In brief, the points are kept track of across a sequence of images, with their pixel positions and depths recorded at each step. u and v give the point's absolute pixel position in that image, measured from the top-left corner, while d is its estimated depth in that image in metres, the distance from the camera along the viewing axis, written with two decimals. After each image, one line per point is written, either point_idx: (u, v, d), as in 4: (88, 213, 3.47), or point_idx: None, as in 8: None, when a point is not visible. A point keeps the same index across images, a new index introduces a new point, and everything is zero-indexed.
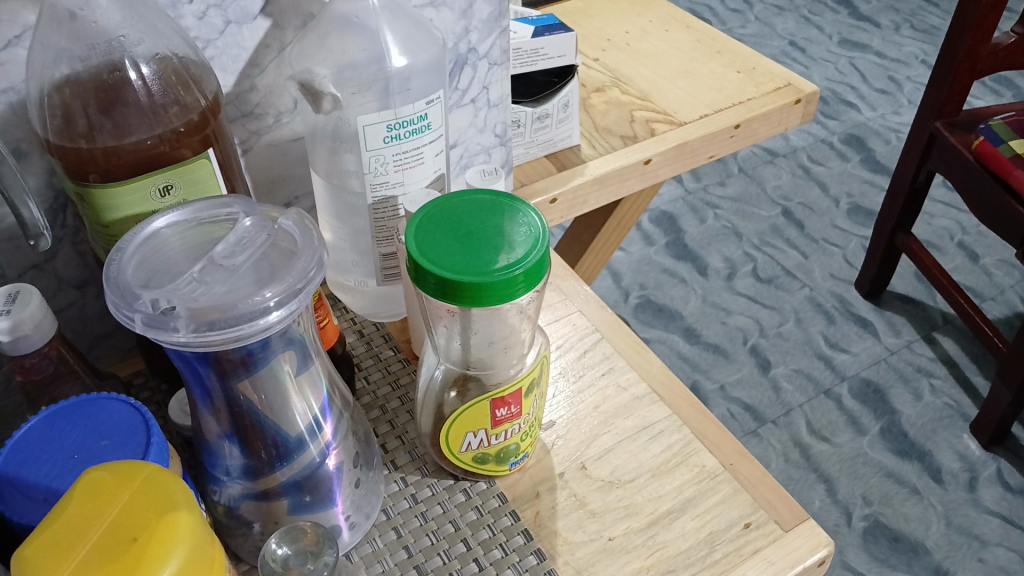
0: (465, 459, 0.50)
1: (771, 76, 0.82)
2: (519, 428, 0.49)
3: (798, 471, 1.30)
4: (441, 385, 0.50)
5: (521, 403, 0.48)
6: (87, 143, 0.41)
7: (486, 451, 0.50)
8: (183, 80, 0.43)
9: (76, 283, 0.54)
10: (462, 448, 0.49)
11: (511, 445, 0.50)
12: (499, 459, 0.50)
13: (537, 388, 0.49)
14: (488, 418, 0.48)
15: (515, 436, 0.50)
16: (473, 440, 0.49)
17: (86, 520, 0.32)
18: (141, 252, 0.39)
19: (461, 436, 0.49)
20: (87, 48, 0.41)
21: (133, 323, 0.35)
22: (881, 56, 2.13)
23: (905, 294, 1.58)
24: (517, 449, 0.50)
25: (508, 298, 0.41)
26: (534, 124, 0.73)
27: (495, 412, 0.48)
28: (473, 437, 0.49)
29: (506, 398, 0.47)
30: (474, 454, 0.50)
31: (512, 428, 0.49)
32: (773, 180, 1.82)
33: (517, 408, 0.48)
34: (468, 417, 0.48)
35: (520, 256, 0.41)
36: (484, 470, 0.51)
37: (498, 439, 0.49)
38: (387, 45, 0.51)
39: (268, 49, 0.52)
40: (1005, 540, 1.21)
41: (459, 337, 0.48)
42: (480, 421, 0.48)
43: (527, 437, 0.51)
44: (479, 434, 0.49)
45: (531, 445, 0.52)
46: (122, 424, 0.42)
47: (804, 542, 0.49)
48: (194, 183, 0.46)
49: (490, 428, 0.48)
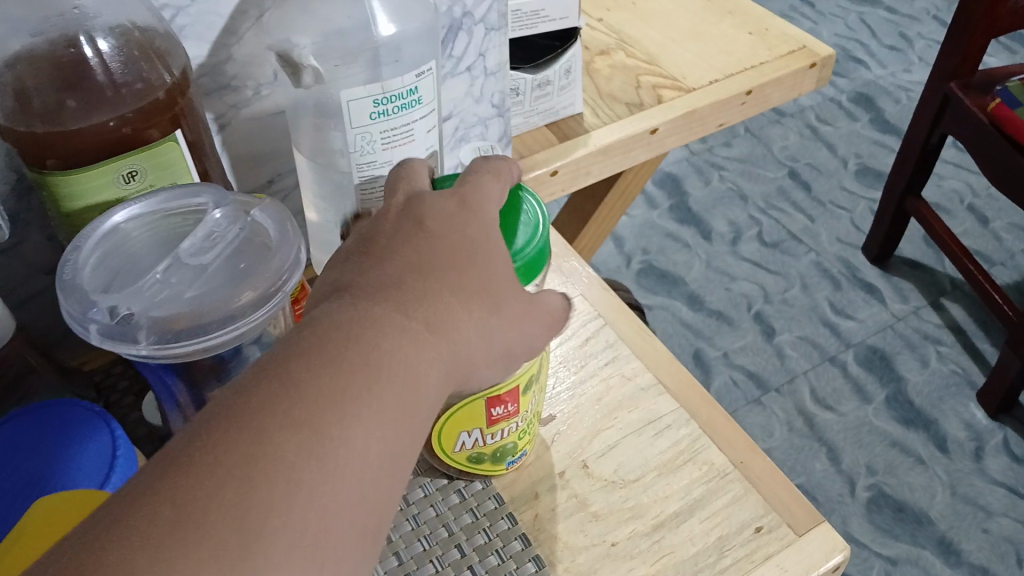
0: (458, 456, 0.47)
1: (785, 39, 0.78)
2: (516, 428, 0.46)
3: (802, 441, 1.27)
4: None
5: (519, 401, 0.45)
6: (44, 125, 0.37)
7: (480, 447, 0.47)
8: (147, 55, 0.39)
9: (47, 269, 0.50)
10: (456, 444, 0.46)
11: (507, 444, 0.47)
12: (495, 454, 0.48)
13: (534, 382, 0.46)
14: (482, 416, 0.44)
15: (511, 435, 0.47)
16: (467, 440, 0.46)
17: (44, 546, 0.32)
18: (101, 249, 0.36)
19: (456, 434, 0.45)
20: (41, 21, 0.38)
21: (88, 334, 0.32)
22: (892, 12, 2.06)
23: (912, 259, 1.55)
24: (514, 449, 0.48)
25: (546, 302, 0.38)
26: (535, 92, 0.68)
27: (489, 410, 0.44)
28: (465, 434, 0.46)
29: (502, 397, 0.44)
30: (470, 451, 0.47)
31: (510, 424, 0.46)
32: (779, 140, 1.77)
33: (515, 403, 0.45)
34: (462, 417, 0.44)
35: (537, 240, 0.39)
36: (480, 470, 0.48)
37: (493, 438, 0.46)
38: (374, 11, 0.47)
39: (245, 16, 0.47)
40: (1010, 510, 1.19)
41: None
42: (475, 419, 0.45)
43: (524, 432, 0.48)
44: (473, 431, 0.45)
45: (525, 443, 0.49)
46: (85, 428, 0.39)
47: (819, 547, 0.46)
48: (163, 166, 0.42)
49: (485, 427, 0.45)
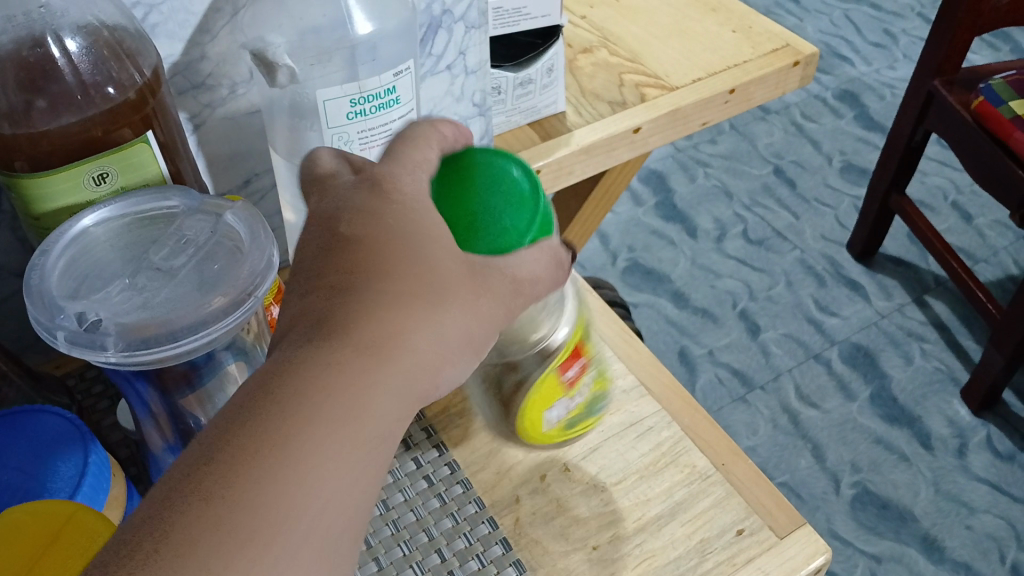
0: (556, 434, 0.49)
1: (769, 37, 0.77)
2: (588, 381, 0.49)
3: (785, 438, 1.28)
4: (498, 370, 0.47)
5: (581, 356, 0.47)
6: (11, 126, 0.37)
7: (574, 417, 0.49)
8: (116, 54, 0.38)
9: (18, 271, 0.49)
10: (550, 426, 0.48)
11: (591, 397, 0.49)
12: (586, 417, 0.50)
13: (585, 330, 0.48)
14: (560, 388, 0.47)
15: (588, 390, 0.49)
16: (556, 413, 0.48)
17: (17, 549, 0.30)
18: (70, 256, 0.35)
19: (544, 415, 0.47)
20: (4, 21, 0.36)
21: (55, 341, 0.31)
22: (876, 8, 2.06)
23: (896, 256, 1.55)
24: (596, 399, 0.50)
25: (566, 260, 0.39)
26: (517, 91, 0.68)
27: (563, 377, 0.46)
28: (555, 412, 0.48)
29: (570, 359, 0.46)
30: (568, 423, 0.49)
31: (586, 383, 0.48)
32: (765, 137, 1.77)
33: (581, 359, 0.47)
34: (541, 395, 0.46)
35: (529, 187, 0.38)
36: (578, 432, 0.50)
37: (577, 399, 0.48)
38: (351, 10, 0.46)
39: (219, 13, 0.47)
40: (993, 507, 1.20)
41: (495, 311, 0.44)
42: (557, 393, 0.47)
43: (601, 382, 0.50)
44: (562, 405, 0.48)
45: (608, 388, 0.51)
46: (56, 437, 0.38)
47: (801, 550, 0.46)
48: (133, 168, 0.41)
49: (567, 395, 0.47)
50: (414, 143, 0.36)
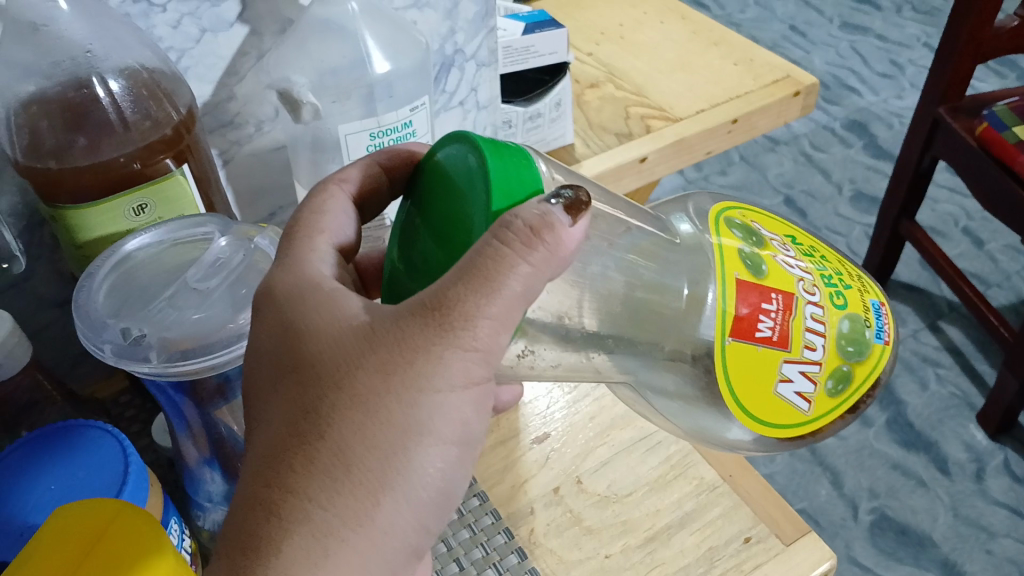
0: (821, 405, 0.37)
1: (771, 68, 0.79)
2: (817, 312, 0.36)
3: (803, 464, 1.24)
4: (681, 355, 0.37)
5: (773, 292, 0.35)
6: (57, 163, 0.40)
7: (828, 374, 0.37)
8: (154, 94, 0.42)
9: (57, 301, 0.52)
10: (797, 408, 0.37)
11: (839, 327, 0.37)
12: (853, 359, 0.37)
13: (766, 255, 0.36)
14: (767, 350, 0.35)
15: (824, 324, 0.36)
16: (791, 378, 0.36)
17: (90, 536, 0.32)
18: (113, 278, 0.38)
19: (773, 388, 0.36)
20: (51, 66, 0.40)
21: (103, 354, 0.35)
22: (883, 39, 2.03)
23: (908, 282, 1.53)
24: (847, 324, 0.37)
25: (585, 189, 0.31)
26: (526, 124, 0.72)
27: (753, 334, 0.35)
28: (789, 384, 0.36)
29: (749, 300, 0.35)
30: (827, 384, 0.37)
31: (814, 324, 0.36)
32: (774, 168, 1.76)
33: (779, 295, 0.35)
34: (741, 370, 0.35)
35: (477, 137, 0.32)
36: (859, 371, 0.37)
37: (814, 345, 0.36)
38: (370, 49, 0.50)
39: (246, 57, 0.50)
40: (1012, 530, 1.15)
41: (621, 275, 0.37)
42: (772, 357, 0.35)
43: (843, 307, 0.37)
44: (795, 370, 0.36)
45: (869, 309, 0.38)
46: (92, 451, 0.41)
47: (806, 557, 0.47)
48: (168, 201, 0.44)
49: (792, 352, 0.35)
50: (301, 231, 0.36)
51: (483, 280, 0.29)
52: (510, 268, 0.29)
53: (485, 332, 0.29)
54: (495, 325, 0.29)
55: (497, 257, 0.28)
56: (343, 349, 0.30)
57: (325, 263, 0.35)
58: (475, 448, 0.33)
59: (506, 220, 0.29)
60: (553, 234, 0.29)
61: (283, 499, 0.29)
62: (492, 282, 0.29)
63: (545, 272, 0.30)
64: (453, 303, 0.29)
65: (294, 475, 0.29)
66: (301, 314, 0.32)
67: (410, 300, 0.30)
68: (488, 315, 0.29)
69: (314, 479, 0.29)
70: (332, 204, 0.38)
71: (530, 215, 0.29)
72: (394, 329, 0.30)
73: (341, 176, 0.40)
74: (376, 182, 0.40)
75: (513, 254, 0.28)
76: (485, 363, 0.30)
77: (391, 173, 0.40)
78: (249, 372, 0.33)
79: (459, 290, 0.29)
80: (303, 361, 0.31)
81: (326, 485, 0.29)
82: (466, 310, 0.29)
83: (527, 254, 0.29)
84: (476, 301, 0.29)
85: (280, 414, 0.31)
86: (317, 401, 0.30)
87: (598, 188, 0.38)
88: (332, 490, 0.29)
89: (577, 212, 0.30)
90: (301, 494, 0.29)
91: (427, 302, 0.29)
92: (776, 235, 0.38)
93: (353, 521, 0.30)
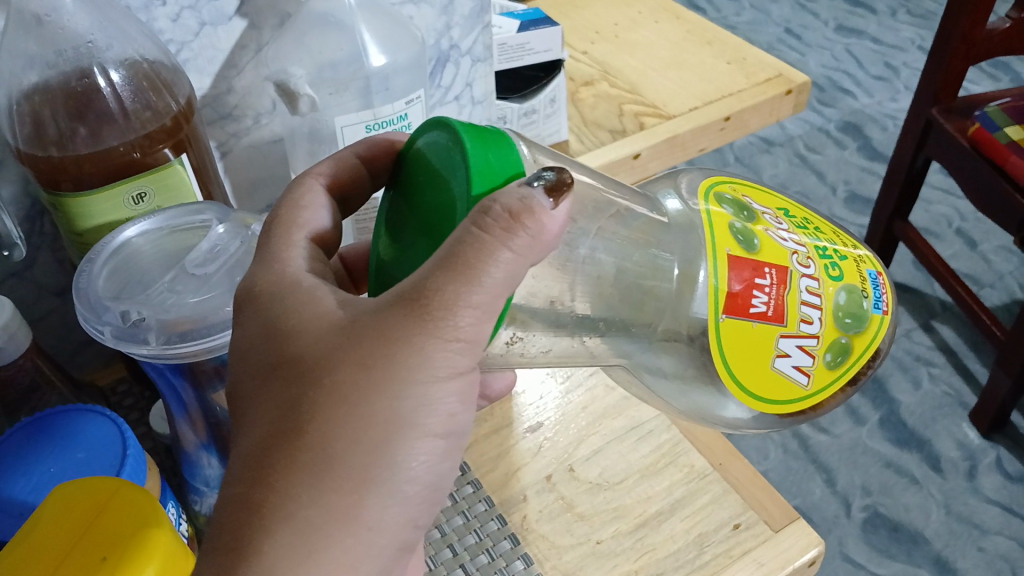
0: (820, 379, 0.38)
1: (762, 67, 0.77)
2: (812, 287, 0.37)
3: (796, 463, 1.16)
4: (677, 335, 0.38)
5: (767, 268, 0.36)
6: (58, 151, 0.41)
7: (826, 347, 0.37)
8: (154, 85, 0.43)
9: (56, 290, 0.53)
10: (796, 382, 0.38)
11: (834, 300, 0.37)
12: (850, 332, 0.38)
13: (758, 230, 0.37)
14: (763, 326, 0.36)
15: (820, 301, 0.37)
16: (783, 355, 0.37)
17: (89, 511, 0.36)
18: (113, 263, 0.41)
19: (767, 366, 0.37)
20: (55, 55, 0.41)
21: (104, 336, 0.38)
22: (877, 42, 2.02)
23: (903, 282, 1.43)
24: (845, 296, 0.38)
25: (568, 171, 0.30)
26: (521, 120, 0.73)
27: (749, 310, 0.36)
28: (786, 359, 0.37)
29: (737, 273, 0.35)
30: (824, 357, 0.38)
31: (809, 297, 0.37)
32: (769, 168, 1.70)
33: (773, 269, 0.36)
34: (737, 347, 0.36)
35: (458, 124, 0.32)
36: (856, 343, 0.38)
37: (810, 321, 0.37)
38: (366, 43, 0.50)
39: (245, 49, 0.51)
40: (1005, 528, 1.07)
41: (610, 257, 0.38)
42: (768, 333, 0.36)
43: (841, 278, 0.38)
44: (792, 344, 0.37)
45: (866, 279, 0.39)
46: (91, 433, 0.42)
47: (795, 543, 0.48)
48: (168, 190, 0.45)
49: (787, 329, 0.36)
50: (278, 227, 0.36)
51: (463, 268, 0.28)
52: (490, 254, 0.28)
53: (468, 321, 0.29)
54: (478, 314, 0.29)
55: (477, 243, 0.28)
56: (323, 346, 0.30)
57: (297, 258, 0.34)
58: (463, 442, 0.33)
59: (485, 206, 0.29)
60: (534, 219, 0.29)
61: (266, 498, 0.29)
62: (472, 270, 0.28)
63: (527, 259, 0.29)
64: (433, 292, 0.29)
65: (276, 473, 0.29)
66: (282, 313, 0.32)
67: (391, 293, 0.30)
68: (469, 304, 0.29)
69: (297, 476, 0.29)
70: (310, 198, 0.38)
71: (511, 199, 0.29)
72: (375, 322, 0.29)
73: (321, 168, 0.40)
74: (357, 173, 0.41)
75: (494, 240, 0.28)
76: (469, 354, 0.30)
77: (370, 162, 0.41)
78: (231, 373, 0.33)
79: (440, 279, 0.28)
80: (285, 359, 0.31)
81: (310, 481, 0.29)
82: (446, 299, 0.28)
83: (508, 240, 0.28)
84: (457, 289, 0.29)
85: (261, 413, 0.31)
86: (298, 397, 0.30)
87: (582, 167, 0.38)
88: (316, 485, 0.29)
89: (559, 194, 0.30)
90: (284, 492, 0.29)
91: (408, 293, 0.29)
92: (767, 209, 0.39)
93: (337, 518, 0.29)
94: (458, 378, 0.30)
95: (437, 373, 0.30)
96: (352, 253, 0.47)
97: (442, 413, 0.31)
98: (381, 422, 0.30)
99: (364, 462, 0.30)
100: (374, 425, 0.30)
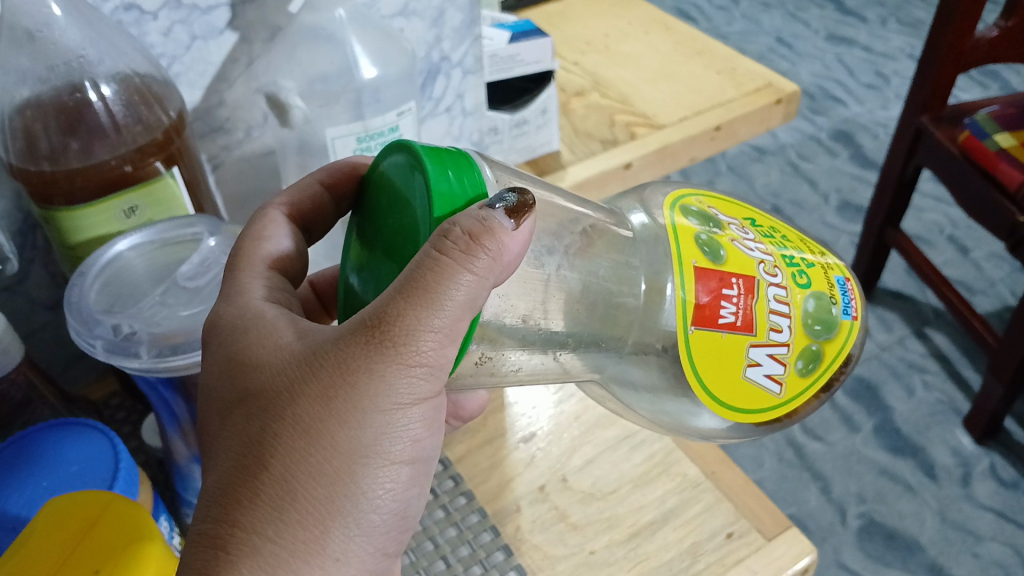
0: (793, 386, 0.38)
1: (751, 77, 0.77)
2: (778, 294, 0.37)
3: (791, 472, 1.15)
4: (647, 347, 0.39)
5: (738, 282, 0.36)
6: (51, 165, 0.41)
7: (797, 355, 0.38)
8: (145, 98, 0.43)
9: (48, 303, 0.53)
10: (768, 391, 0.38)
11: (805, 309, 0.38)
12: (819, 339, 0.38)
13: (725, 240, 0.37)
14: (732, 336, 0.36)
15: (792, 309, 0.37)
16: (753, 365, 0.37)
17: (77, 524, 0.36)
18: (103, 276, 0.41)
19: (738, 374, 0.37)
20: (47, 70, 0.41)
21: (95, 350, 0.38)
22: (868, 51, 2.03)
23: (895, 289, 1.44)
24: (814, 303, 0.38)
25: (530, 192, 0.31)
26: (512, 131, 0.72)
27: (717, 321, 0.36)
28: (758, 368, 0.37)
29: (706, 285, 0.36)
30: (797, 365, 0.38)
31: (778, 305, 0.37)
32: (761, 178, 1.70)
33: (740, 279, 0.36)
34: (708, 358, 0.36)
35: (419, 146, 0.32)
36: (826, 348, 0.38)
37: (780, 332, 0.37)
38: (357, 56, 0.51)
39: (235, 63, 0.51)
40: (999, 534, 1.07)
41: (576, 272, 0.37)
42: (738, 342, 0.36)
43: (809, 285, 0.38)
44: (763, 353, 0.37)
45: (835, 286, 0.39)
46: (86, 443, 0.42)
47: (787, 551, 0.48)
48: (160, 203, 0.45)
49: (756, 339, 0.37)
50: (242, 261, 0.36)
51: (423, 292, 0.28)
52: (451, 278, 0.28)
53: (430, 347, 0.29)
54: (439, 338, 0.29)
55: (436, 267, 0.28)
56: (285, 377, 0.30)
57: (256, 288, 0.35)
58: (429, 468, 0.33)
59: (445, 228, 0.28)
60: (495, 238, 0.29)
61: (229, 534, 0.29)
62: (432, 294, 0.28)
63: (489, 280, 0.29)
64: (394, 319, 0.28)
65: (240, 508, 0.29)
66: (244, 345, 0.32)
67: (352, 321, 0.30)
68: (430, 328, 0.28)
69: (261, 510, 0.29)
70: (271, 228, 0.38)
71: (471, 221, 0.28)
72: (337, 352, 0.29)
73: (283, 196, 0.41)
74: (319, 198, 0.41)
75: (453, 263, 0.28)
76: (432, 379, 0.30)
77: (333, 187, 0.41)
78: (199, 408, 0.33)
79: (399, 305, 0.28)
80: (248, 391, 0.31)
81: (273, 515, 0.29)
82: (406, 324, 0.28)
83: (468, 262, 0.28)
84: (418, 315, 0.28)
85: (224, 447, 0.30)
86: (260, 430, 0.30)
87: (548, 185, 0.38)
88: (280, 518, 0.29)
89: (521, 214, 0.30)
90: (248, 529, 0.29)
91: (368, 321, 0.29)
92: (735, 219, 0.40)
93: (302, 550, 0.29)
94: (421, 404, 0.30)
95: (400, 399, 0.30)
96: (321, 278, 0.47)
97: (406, 438, 0.31)
98: (345, 452, 0.30)
99: (327, 493, 0.30)
100: (338, 455, 0.30)
